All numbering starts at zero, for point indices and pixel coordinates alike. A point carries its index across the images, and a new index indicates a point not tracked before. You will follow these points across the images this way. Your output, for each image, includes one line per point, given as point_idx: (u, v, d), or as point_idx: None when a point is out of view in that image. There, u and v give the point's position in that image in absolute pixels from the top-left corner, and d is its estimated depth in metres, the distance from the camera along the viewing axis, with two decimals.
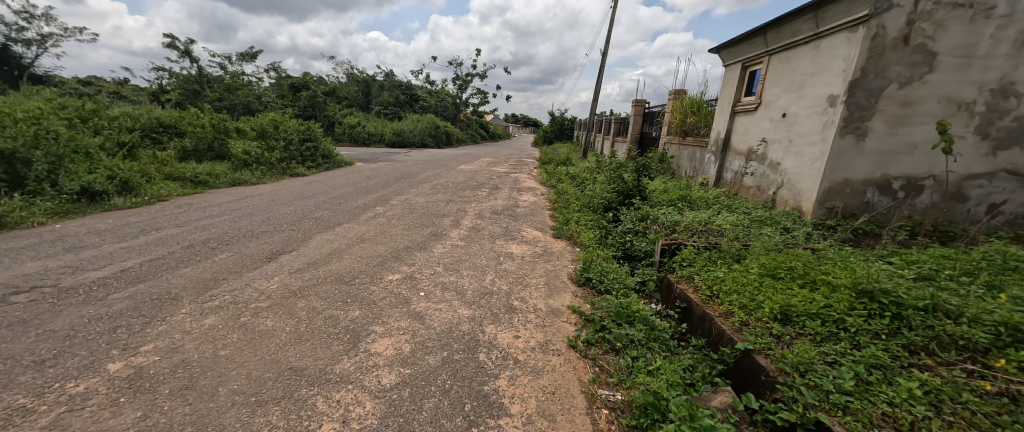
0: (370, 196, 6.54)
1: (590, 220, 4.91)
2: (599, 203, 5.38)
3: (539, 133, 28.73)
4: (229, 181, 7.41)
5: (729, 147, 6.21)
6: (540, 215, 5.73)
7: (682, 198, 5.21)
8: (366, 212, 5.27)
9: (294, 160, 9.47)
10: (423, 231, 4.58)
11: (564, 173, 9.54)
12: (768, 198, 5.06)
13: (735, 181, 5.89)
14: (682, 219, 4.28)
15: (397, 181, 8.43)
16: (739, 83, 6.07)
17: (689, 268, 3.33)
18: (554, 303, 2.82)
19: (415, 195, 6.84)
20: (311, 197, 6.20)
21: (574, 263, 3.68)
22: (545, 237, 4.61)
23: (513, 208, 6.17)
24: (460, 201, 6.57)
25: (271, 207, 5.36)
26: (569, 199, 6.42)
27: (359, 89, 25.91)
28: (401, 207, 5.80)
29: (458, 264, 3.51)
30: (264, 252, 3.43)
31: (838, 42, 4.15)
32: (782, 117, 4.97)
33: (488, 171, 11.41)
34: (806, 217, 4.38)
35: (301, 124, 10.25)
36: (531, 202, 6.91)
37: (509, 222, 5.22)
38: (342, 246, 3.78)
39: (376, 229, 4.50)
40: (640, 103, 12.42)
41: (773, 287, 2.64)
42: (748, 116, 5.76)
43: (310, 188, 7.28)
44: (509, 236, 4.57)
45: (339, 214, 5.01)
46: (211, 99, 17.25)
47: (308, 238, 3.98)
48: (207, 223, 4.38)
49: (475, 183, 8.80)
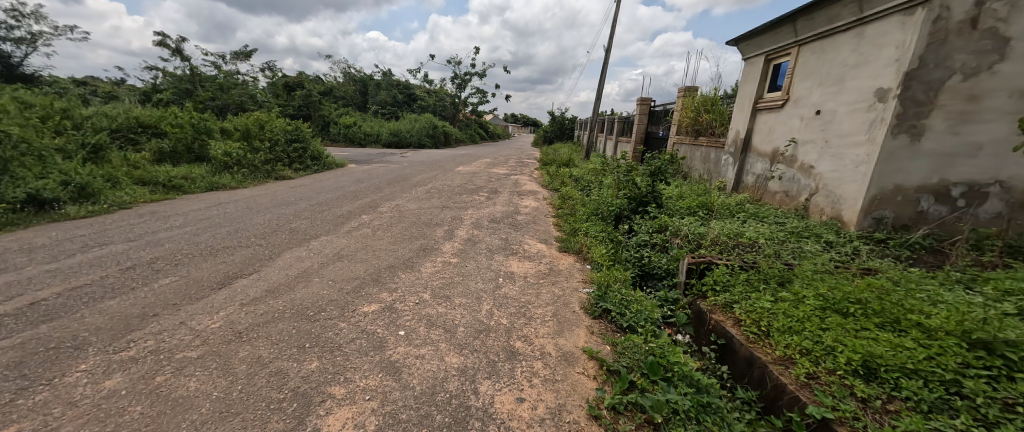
0: (359, 202, 6.00)
1: (601, 231, 4.36)
2: (609, 211, 4.84)
3: (539, 133, 28.19)
4: (206, 185, 6.84)
5: (750, 148, 5.68)
6: (543, 224, 5.18)
7: (702, 206, 4.67)
8: (349, 222, 4.71)
9: (280, 162, 8.93)
10: (412, 244, 4.03)
11: (567, 176, 8.97)
12: (800, 206, 4.52)
13: (759, 186, 5.34)
14: (708, 232, 3.73)
15: (390, 185, 7.88)
16: (761, 78, 5.53)
17: (725, 295, 2.79)
18: (565, 345, 2.27)
19: (407, 201, 6.29)
20: (292, 204, 5.65)
21: (586, 287, 3.13)
22: (550, 251, 4.06)
23: (513, 216, 5.62)
24: (456, 207, 6.02)
25: (244, 216, 4.81)
26: (574, 205, 5.87)
27: (356, 88, 25.39)
28: (390, 215, 5.25)
29: (449, 288, 2.96)
30: (216, 276, 2.87)
31: (888, 28, 3.61)
32: (815, 114, 4.43)
33: (487, 173, 10.87)
34: (848, 228, 3.84)
35: (289, 124, 9.71)
36: (532, 207, 6.36)
37: (509, 233, 4.67)
38: (315, 265, 3.23)
39: (358, 243, 3.95)
40: (646, 101, 11.88)
41: (843, 327, 2.10)
42: (773, 114, 5.21)
43: (293, 193, 6.72)
44: (509, 251, 4.01)
45: (318, 225, 4.45)
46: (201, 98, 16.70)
47: (276, 254, 3.42)
48: (164, 236, 3.83)
49: (472, 187, 8.25)
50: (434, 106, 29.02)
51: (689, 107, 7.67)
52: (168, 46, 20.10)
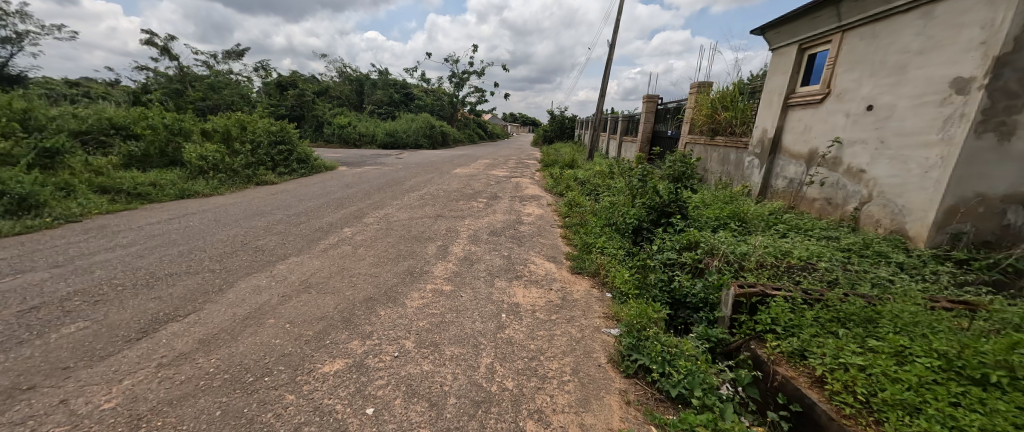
0: (344, 211, 5.40)
1: (619, 248, 3.76)
2: (625, 223, 4.24)
3: (539, 133, 27.57)
4: (176, 192, 6.22)
5: (780, 148, 5.07)
6: (550, 238, 4.56)
7: (734, 216, 4.06)
8: (328, 238, 4.09)
9: (262, 166, 8.30)
10: (397, 267, 3.40)
11: (572, 179, 8.34)
12: (847, 216, 3.91)
13: (792, 191, 4.74)
14: (751, 251, 3.11)
15: (381, 190, 7.26)
16: (793, 70, 4.93)
17: (791, 340, 2.18)
18: (595, 426, 1.66)
19: (398, 210, 5.67)
20: (267, 215, 5.03)
21: (610, 327, 2.51)
22: (560, 273, 3.44)
23: (515, 227, 5.00)
24: (451, 217, 5.42)
25: (206, 231, 4.19)
26: (584, 214, 5.26)
27: (352, 88, 24.77)
28: (376, 228, 4.62)
29: (438, 331, 2.34)
30: (140, 318, 2.25)
31: (968, 5, 3.00)
32: (866, 110, 3.82)
33: (486, 176, 10.26)
34: (916, 244, 3.22)
35: (274, 124, 9.11)
36: (536, 215, 5.76)
37: (511, 250, 4.05)
38: (273, 300, 2.61)
39: (333, 265, 3.32)
40: (652, 99, 11.29)
41: (986, 409, 1.50)
42: (809, 110, 4.60)
43: (272, 200, 6.11)
44: (513, 273, 3.39)
45: (288, 243, 3.83)
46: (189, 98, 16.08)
47: (229, 284, 2.80)
48: (100, 259, 3.22)
49: (470, 192, 7.62)
50: (432, 106, 28.37)
51: (704, 104, 7.05)
52: (158, 46, 19.52)
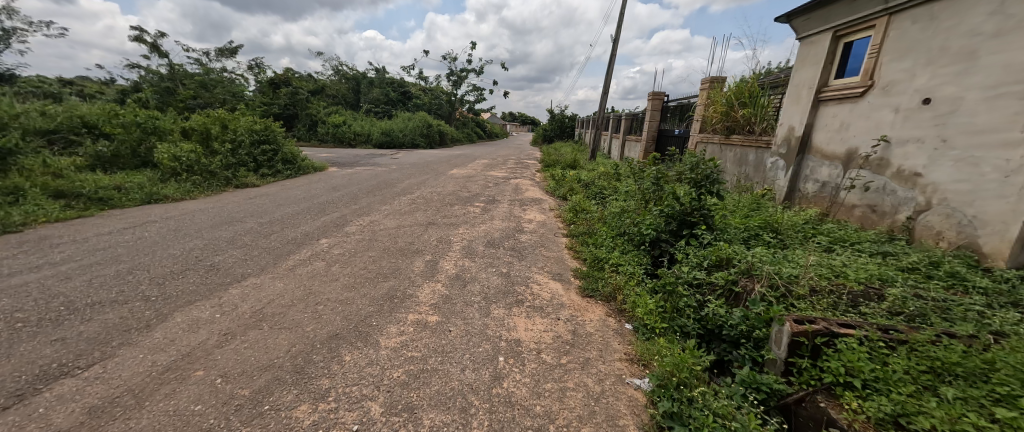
0: (325, 219, 4.85)
1: (635, 264, 3.23)
2: (640, 234, 3.71)
3: (538, 133, 27.01)
4: (143, 196, 5.68)
5: (810, 148, 4.55)
6: (554, 251, 4.01)
7: (765, 227, 3.54)
8: (299, 252, 3.54)
9: (243, 167, 7.76)
10: (374, 290, 2.85)
11: (576, 181, 7.80)
12: (898, 226, 3.39)
13: (826, 196, 4.21)
14: (798, 271, 2.59)
15: (370, 194, 6.72)
16: (827, 61, 4.40)
17: (878, 401, 1.67)
18: None
19: (385, 216, 5.12)
20: (236, 224, 4.48)
21: (636, 377, 1.99)
22: (568, 297, 2.91)
23: (515, 237, 4.46)
24: (444, 224, 4.89)
25: (160, 244, 3.65)
26: (591, 222, 4.74)
27: (348, 86, 24.22)
28: (358, 239, 4.08)
29: (415, 387, 1.81)
30: (22, 374, 1.73)
31: None
32: (921, 103, 3.30)
33: (484, 177, 9.72)
34: (994, 262, 2.71)
35: (258, 123, 8.57)
36: (538, 222, 5.23)
37: (510, 266, 3.52)
38: (210, 341, 2.07)
39: (298, 289, 2.79)
40: (658, 96, 10.75)
41: None
42: (846, 105, 4.08)
43: (249, 205, 5.58)
44: (512, 297, 2.85)
45: (251, 259, 3.29)
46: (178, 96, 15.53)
47: (161, 317, 2.27)
48: (16, 282, 2.69)
49: (466, 195, 7.07)
50: (430, 104, 27.79)
51: (718, 100, 6.51)
52: (148, 43, 18.93)
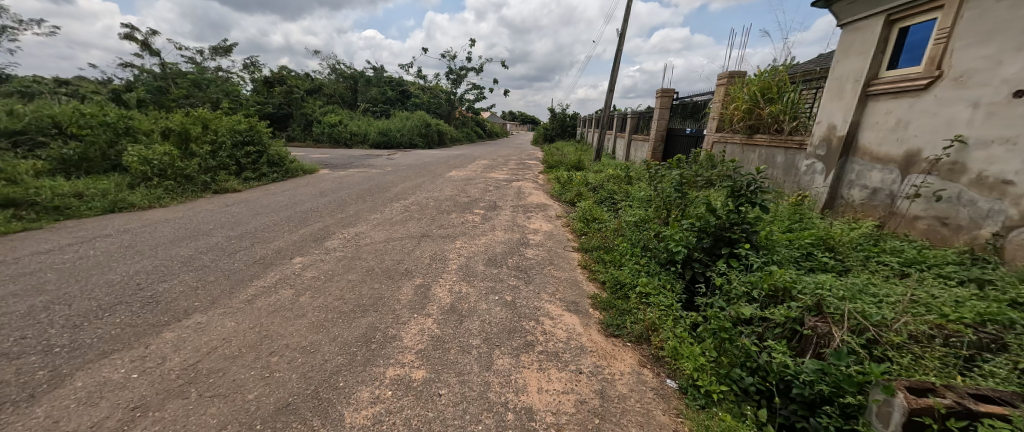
0: (304, 231, 4.29)
1: (666, 292, 2.67)
2: (666, 252, 3.16)
3: (539, 132, 26.39)
4: (106, 204, 5.14)
5: (856, 149, 3.98)
6: (565, 271, 3.45)
7: (818, 245, 2.99)
8: (265, 277, 2.98)
9: (224, 170, 7.20)
10: (346, 330, 2.28)
11: (583, 185, 7.22)
12: (981, 245, 2.84)
13: (879, 206, 3.65)
14: (886, 310, 2.03)
15: (360, 200, 6.16)
16: (878, 49, 3.83)
17: None
18: None
19: (373, 227, 4.56)
20: (201, 239, 3.92)
21: None
22: (588, 338, 2.35)
23: (519, 253, 3.90)
24: (439, 237, 4.32)
25: (100, 267, 3.09)
26: (605, 234, 4.17)
27: (345, 85, 23.68)
28: (338, 257, 3.51)
29: None
30: None
31: None
32: (1012, 96, 2.74)
33: (484, 179, 9.16)
34: None
35: (242, 122, 8.01)
36: (544, 233, 4.67)
37: (515, 293, 2.95)
38: (110, 422, 1.53)
39: (251, 331, 2.23)
40: (667, 93, 10.19)
41: None
42: (904, 100, 3.51)
43: (223, 215, 5.02)
44: (518, 339, 2.29)
45: (203, 287, 2.73)
46: (169, 96, 15.07)
47: (55, 382, 1.72)
48: None
49: (465, 200, 6.52)
50: (429, 103, 27.25)
51: (740, 95, 5.93)
52: (140, 41, 18.45)
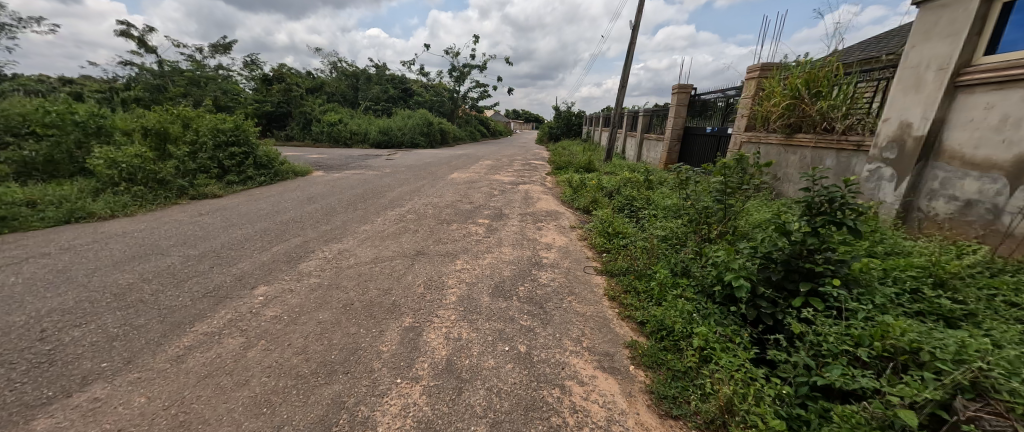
0: (278, 249, 3.65)
1: (732, 346, 1.99)
2: (721, 286, 2.47)
3: (545, 131, 25.65)
4: (62, 214, 4.56)
5: (940, 151, 3.27)
6: (589, 304, 2.78)
7: (922, 278, 2.29)
8: (211, 318, 2.34)
9: (205, 174, 6.61)
10: (298, 412, 1.65)
11: (597, 189, 6.55)
12: None
13: (979, 222, 2.95)
14: None
15: (351, 208, 5.52)
16: (972, 30, 3.13)
17: None
18: None
19: (360, 243, 3.91)
20: (153, 260, 3.30)
21: None
22: (635, 420, 1.70)
23: (531, 279, 3.23)
24: (436, 256, 3.66)
25: (9, 303, 2.47)
26: (634, 254, 3.50)
27: (347, 83, 23.13)
28: (311, 287, 2.87)
29: None
30: None
31: None
32: None
33: (489, 182, 8.48)
34: None
35: (227, 121, 7.40)
36: (558, 250, 4.01)
37: (531, 339, 2.29)
38: None
39: (165, 415, 1.60)
40: (685, 89, 9.48)
41: None
42: (1012, 92, 2.82)
43: (191, 226, 4.41)
44: (539, 425, 1.63)
45: (124, 336, 2.10)
46: (173, 95, 14.79)
47: None
48: None
49: (467, 207, 5.85)
50: (431, 102, 26.62)
51: (778, 88, 5.21)
52: (137, 37, 17.97)
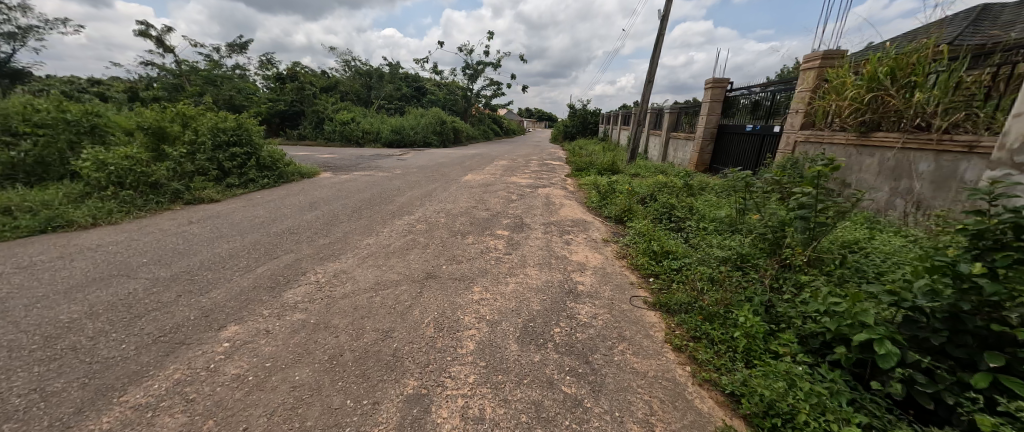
0: (263, 271, 3.07)
1: None
2: (844, 345, 1.79)
3: (560, 130, 24.88)
4: (36, 223, 4.09)
5: None
6: (650, 357, 2.13)
7: None
8: (151, 381, 1.76)
9: (203, 176, 6.15)
10: None
11: (629, 194, 5.83)
12: None
13: None
14: None
15: (354, 216, 4.93)
16: None
17: None
18: None
19: (359, 263, 3.31)
20: (114, 285, 2.77)
21: None
22: None
23: (568, 314, 2.57)
24: (448, 280, 3.03)
25: None
26: (694, 283, 2.82)
27: (360, 81, 22.77)
28: (292, 327, 2.27)
29: None
30: None
31: None
32: None
33: (505, 185, 7.84)
34: None
35: (230, 119, 6.95)
36: (594, 272, 3.34)
37: (580, 421, 1.64)
38: None
39: None
40: (720, 83, 8.66)
41: None
42: None
43: (173, 238, 3.88)
44: None
45: (21, 415, 1.54)
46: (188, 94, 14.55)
47: None
48: None
49: (483, 215, 5.22)
50: (444, 100, 26.11)
51: (852, 78, 4.40)
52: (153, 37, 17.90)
